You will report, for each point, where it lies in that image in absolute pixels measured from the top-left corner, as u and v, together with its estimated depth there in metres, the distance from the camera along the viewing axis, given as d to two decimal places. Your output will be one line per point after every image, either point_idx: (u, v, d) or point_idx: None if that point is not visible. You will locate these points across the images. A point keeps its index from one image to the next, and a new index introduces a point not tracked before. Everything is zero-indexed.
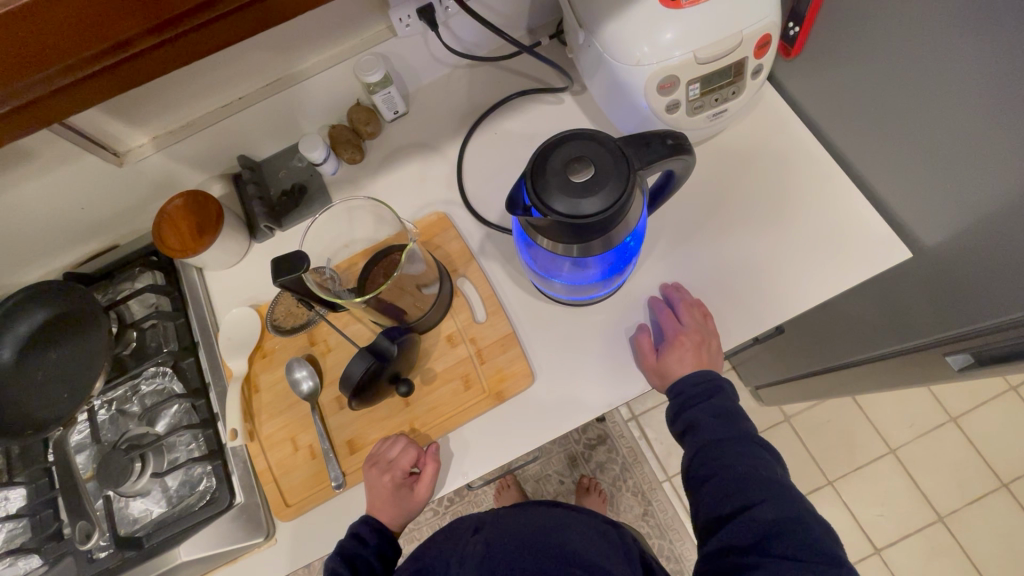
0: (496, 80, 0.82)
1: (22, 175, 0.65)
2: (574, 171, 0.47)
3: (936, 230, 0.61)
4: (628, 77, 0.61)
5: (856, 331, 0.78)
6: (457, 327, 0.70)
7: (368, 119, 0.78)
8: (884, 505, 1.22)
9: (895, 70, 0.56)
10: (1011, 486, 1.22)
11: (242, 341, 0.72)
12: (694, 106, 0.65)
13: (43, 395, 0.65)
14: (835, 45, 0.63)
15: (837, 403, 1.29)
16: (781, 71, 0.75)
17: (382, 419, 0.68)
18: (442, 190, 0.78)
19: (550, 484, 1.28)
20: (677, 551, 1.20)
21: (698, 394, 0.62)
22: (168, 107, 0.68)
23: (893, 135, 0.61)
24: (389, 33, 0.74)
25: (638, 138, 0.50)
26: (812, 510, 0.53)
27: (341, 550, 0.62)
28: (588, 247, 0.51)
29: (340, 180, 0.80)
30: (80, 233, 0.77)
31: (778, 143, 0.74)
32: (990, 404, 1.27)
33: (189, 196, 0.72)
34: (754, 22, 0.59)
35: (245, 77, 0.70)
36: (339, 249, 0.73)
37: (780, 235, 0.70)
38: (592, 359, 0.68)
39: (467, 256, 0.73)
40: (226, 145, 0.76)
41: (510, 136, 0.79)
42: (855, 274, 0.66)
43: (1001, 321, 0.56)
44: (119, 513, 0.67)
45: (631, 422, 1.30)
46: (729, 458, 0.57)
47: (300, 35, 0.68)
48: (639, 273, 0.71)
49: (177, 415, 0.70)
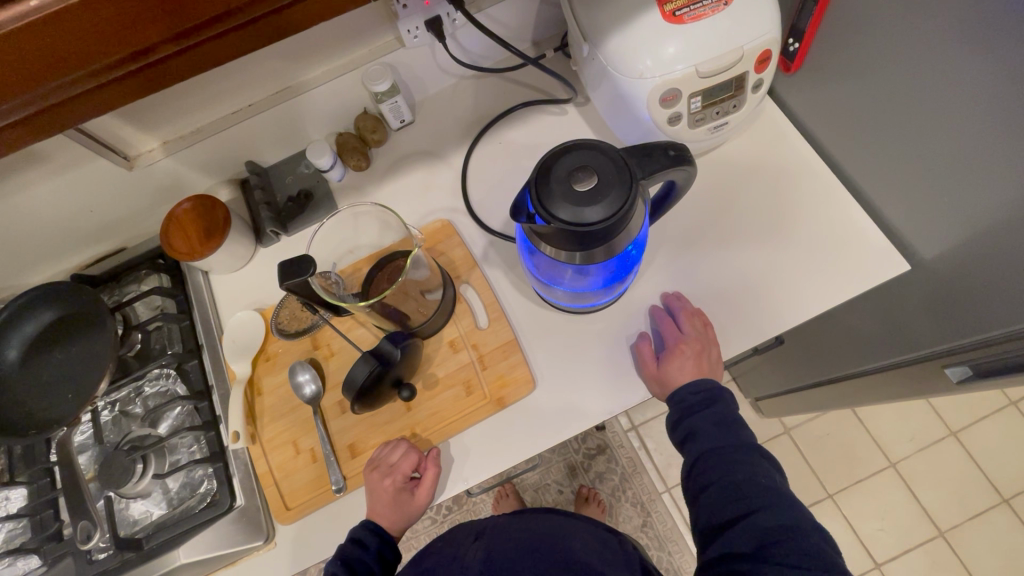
0: (500, 91, 0.84)
1: (35, 176, 0.66)
2: (578, 180, 0.48)
3: (934, 243, 0.62)
4: (630, 89, 0.63)
5: (855, 343, 0.78)
6: (459, 333, 0.71)
7: (375, 127, 0.79)
8: (884, 519, 1.22)
9: (894, 84, 0.57)
10: (1012, 502, 1.21)
11: (247, 344, 0.73)
12: (695, 118, 0.66)
13: (48, 396, 0.66)
14: (837, 60, 0.64)
15: (837, 416, 1.29)
16: (781, 86, 0.76)
17: (383, 424, 0.68)
18: (446, 198, 0.79)
19: (549, 493, 1.28)
20: (677, 563, 1.20)
21: (697, 402, 0.62)
22: (181, 112, 0.70)
23: (893, 149, 0.62)
24: (398, 44, 0.75)
25: (640, 149, 0.51)
26: (812, 521, 0.53)
27: (341, 554, 0.62)
28: (591, 254, 0.52)
29: (345, 186, 0.81)
30: (87, 235, 0.78)
31: (778, 157, 0.75)
32: (989, 419, 1.27)
33: (198, 200, 0.73)
34: (754, 39, 0.60)
35: (254, 84, 0.71)
36: (344, 254, 0.74)
37: (780, 248, 0.70)
38: (593, 366, 0.68)
39: (470, 263, 0.74)
40: (235, 151, 0.77)
41: (513, 145, 0.81)
42: (854, 286, 0.67)
43: (1001, 334, 0.57)
44: (120, 514, 0.67)
45: (631, 432, 1.30)
46: (728, 466, 0.57)
47: (312, 44, 0.70)
48: (640, 282, 0.72)
49: (179, 416, 0.71)
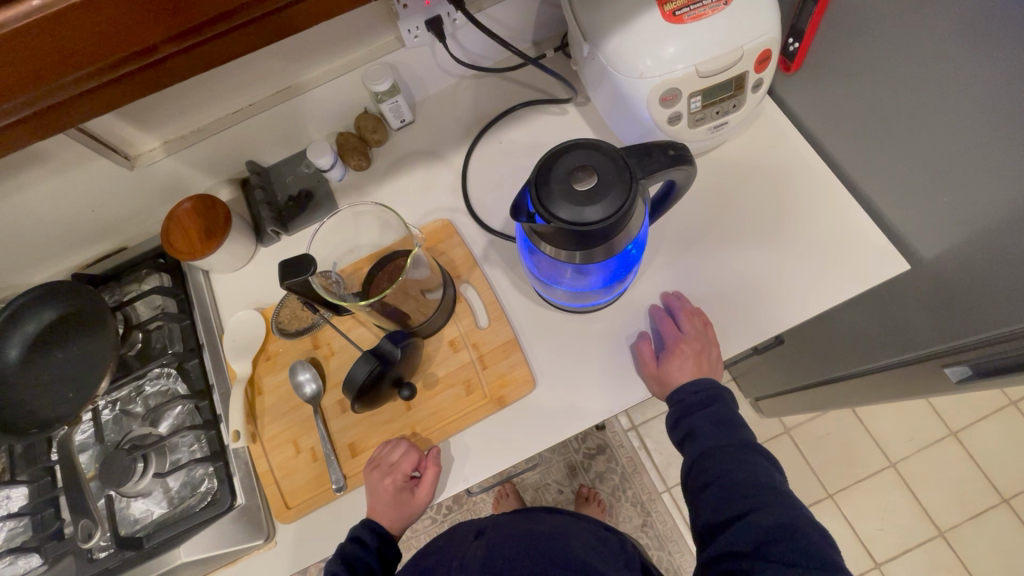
0: (500, 91, 0.84)
1: (36, 176, 0.66)
2: (578, 180, 0.48)
3: (934, 243, 0.62)
4: (630, 89, 0.63)
5: (855, 343, 0.78)
6: (459, 333, 0.71)
7: (375, 126, 0.79)
8: (884, 519, 1.22)
9: (894, 84, 0.58)
10: (1012, 501, 1.21)
11: (247, 344, 0.73)
12: (695, 118, 0.66)
13: (50, 395, 0.66)
14: (837, 59, 0.64)
15: (837, 415, 1.29)
16: (780, 85, 0.76)
17: (383, 424, 0.68)
18: (446, 198, 0.79)
19: (549, 493, 1.28)
20: (677, 563, 1.20)
21: (697, 402, 0.62)
22: (182, 112, 0.70)
23: (893, 149, 0.62)
24: (398, 44, 0.75)
25: (641, 148, 0.52)
26: (812, 520, 0.53)
27: (341, 553, 0.62)
28: (591, 254, 0.52)
29: (345, 186, 0.82)
30: (88, 234, 0.78)
31: (779, 157, 0.75)
32: (989, 418, 1.27)
33: (198, 199, 0.73)
34: (754, 39, 0.60)
35: (255, 83, 0.71)
36: (345, 254, 0.74)
37: (780, 248, 0.71)
38: (593, 365, 0.68)
39: (470, 262, 0.74)
40: (236, 150, 0.78)
41: (513, 145, 0.81)
42: (854, 286, 0.67)
43: (1000, 333, 0.57)
44: (120, 513, 0.67)
45: (631, 432, 1.30)
46: (727, 465, 0.57)
47: (313, 44, 0.70)
48: (640, 282, 0.72)
49: (180, 415, 0.71)
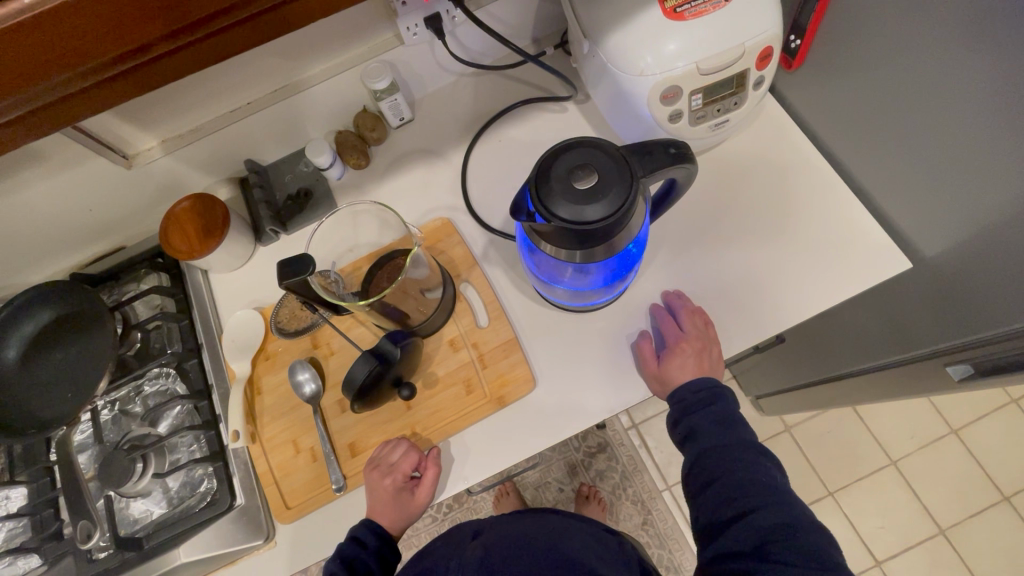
0: (500, 89, 0.83)
1: (33, 176, 0.66)
2: (578, 179, 0.47)
3: (935, 241, 0.62)
4: (630, 86, 0.62)
5: (856, 341, 0.78)
6: (459, 332, 0.71)
7: (374, 125, 0.79)
8: (885, 517, 1.22)
9: (896, 82, 0.57)
10: (1012, 499, 1.21)
11: (247, 343, 0.73)
12: (696, 116, 0.66)
13: (48, 396, 0.66)
14: (838, 56, 0.63)
15: (838, 413, 1.29)
16: (782, 83, 0.76)
17: (383, 423, 0.68)
18: (445, 196, 0.79)
19: (550, 491, 1.28)
20: (677, 561, 1.20)
21: (698, 401, 0.62)
22: (180, 110, 0.69)
23: (895, 147, 0.61)
24: (397, 42, 0.75)
25: (641, 146, 0.51)
26: (813, 519, 0.53)
27: (341, 553, 0.62)
28: (591, 253, 0.52)
29: (344, 184, 0.81)
30: (85, 233, 0.78)
31: (780, 154, 0.75)
32: (989, 416, 1.27)
33: (196, 198, 0.73)
34: (755, 36, 0.60)
35: (253, 82, 0.71)
36: (344, 253, 0.74)
37: (781, 247, 0.70)
38: (593, 364, 0.68)
39: (470, 261, 0.74)
40: (235, 149, 0.77)
41: (513, 143, 0.80)
42: (855, 285, 0.67)
43: (1002, 332, 0.56)
44: (120, 513, 0.67)
45: (631, 430, 1.30)
46: (728, 465, 0.57)
47: (311, 42, 0.70)
48: (640, 281, 0.72)
49: (179, 416, 0.70)
